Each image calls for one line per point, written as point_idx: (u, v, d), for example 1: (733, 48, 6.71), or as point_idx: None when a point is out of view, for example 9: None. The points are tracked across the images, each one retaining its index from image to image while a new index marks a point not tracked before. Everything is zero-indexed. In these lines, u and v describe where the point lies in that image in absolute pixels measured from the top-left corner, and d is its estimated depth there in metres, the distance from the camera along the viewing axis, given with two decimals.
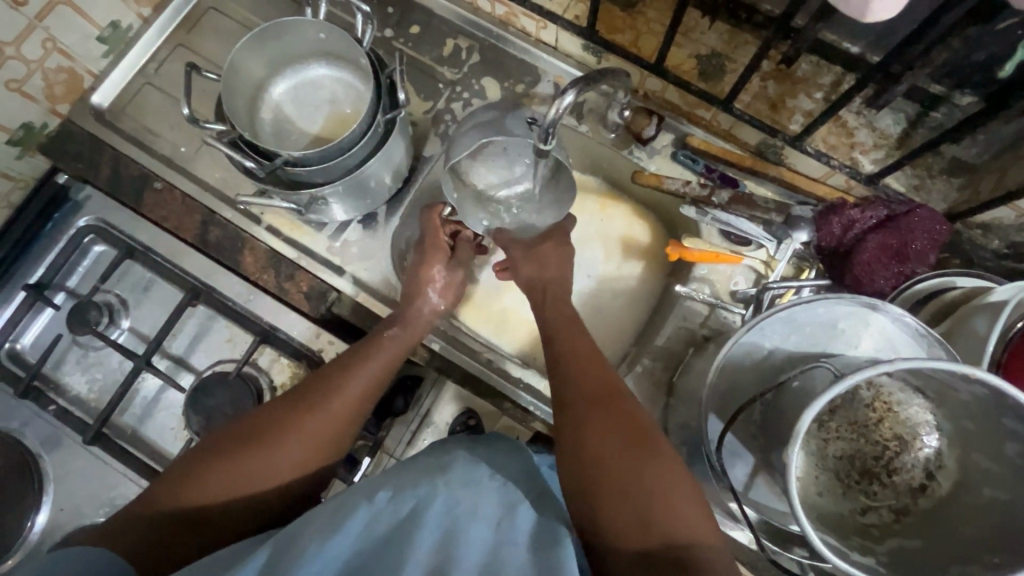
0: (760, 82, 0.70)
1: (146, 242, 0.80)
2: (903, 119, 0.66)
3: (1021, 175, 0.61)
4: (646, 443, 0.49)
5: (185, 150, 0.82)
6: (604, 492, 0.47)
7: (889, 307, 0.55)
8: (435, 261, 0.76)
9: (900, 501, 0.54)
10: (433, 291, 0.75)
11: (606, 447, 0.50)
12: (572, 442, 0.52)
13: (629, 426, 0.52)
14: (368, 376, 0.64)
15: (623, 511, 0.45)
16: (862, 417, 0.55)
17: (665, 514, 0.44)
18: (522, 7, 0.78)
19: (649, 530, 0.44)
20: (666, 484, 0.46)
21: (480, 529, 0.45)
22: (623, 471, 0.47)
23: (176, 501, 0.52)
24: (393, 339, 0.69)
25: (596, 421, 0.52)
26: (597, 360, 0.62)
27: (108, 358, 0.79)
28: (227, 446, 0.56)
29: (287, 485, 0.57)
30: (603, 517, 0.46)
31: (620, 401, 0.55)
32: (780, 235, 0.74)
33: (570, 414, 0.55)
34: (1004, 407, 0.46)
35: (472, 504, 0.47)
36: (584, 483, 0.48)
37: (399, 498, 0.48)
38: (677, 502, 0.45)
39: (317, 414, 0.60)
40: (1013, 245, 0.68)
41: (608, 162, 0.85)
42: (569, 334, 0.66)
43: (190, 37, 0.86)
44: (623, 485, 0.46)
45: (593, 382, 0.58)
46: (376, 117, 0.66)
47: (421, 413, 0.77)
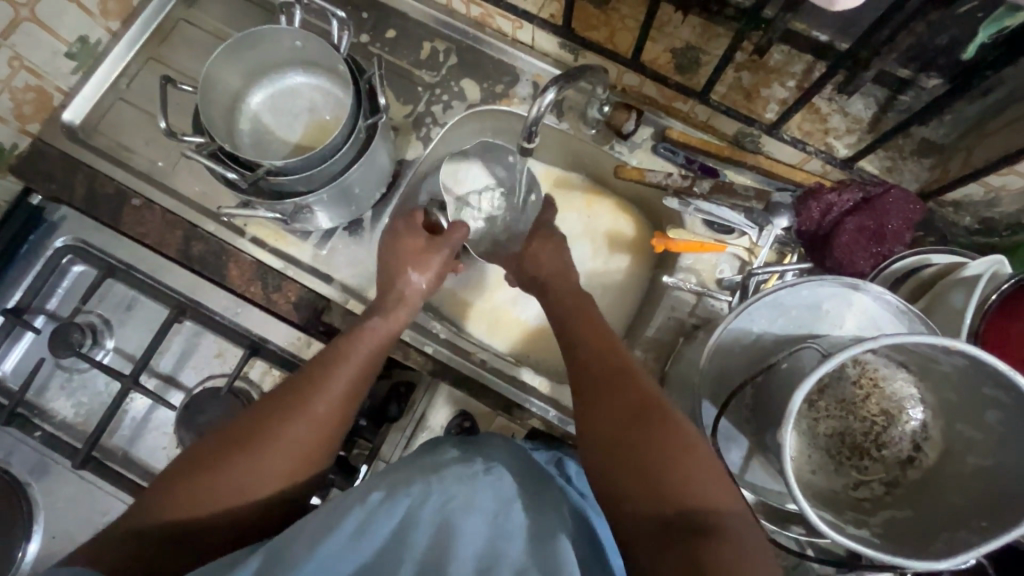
0: (734, 73, 0.72)
1: (127, 260, 0.79)
2: (874, 103, 0.69)
3: (988, 152, 0.63)
4: (656, 416, 0.49)
5: (163, 165, 0.81)
6: (620, 470, 0.47)
7: (870, 286, 0.57)
8: (417, 240, 0.73)
9: (889, 474, 0.56)
10: (412, 269, 0.71)
11: (619, 424, 0.49)
12: (587, 423, 0.52)
13: (645, 402, 0.50)
14: (352, 372, 0.62)
15: (639, 489, 0.45)
16: (849, 394, 0.57)
17: (681, 488, 0.44)
18: (497, 8, 0.78)
19: (663, 501, 0.44)
20: (683, 460, 0.45)
21: (476, 524, 0.45)
22: (632, 449, 0.47)
23: (164, 515, 0.52)
24: (376, 330, 0.66)
25: (609, 400, 0.52)
26: (608, 332, 0.60)
27: (94, 379, 0.77)
28: (210, 457, 0.54)
29: (280, 491, 0.56)
30: (619, 495, 0.46)
31: (633, 373, 0.54)
32: (760, 222, 0.75)
33: (584, 390, 0.55)
34: (986, 376, 0.47)
35: (468, 499, 0.48)
36: (597, 461, 0.49)
37: (392, 498, 0.47)
38: (693, 476, 0.45)
39: (301, 415, 0.57)
40: (984, 220, 0.71)
41: (591, 157, 0.86)
42: (574, 311, 0.64)
43: (162, 50, 0.84)
44: (639, 462, 0.46)
45: (606, 360, 0.56)
46: (358, 122, 0.66)
47: (415, 418, 0.78)
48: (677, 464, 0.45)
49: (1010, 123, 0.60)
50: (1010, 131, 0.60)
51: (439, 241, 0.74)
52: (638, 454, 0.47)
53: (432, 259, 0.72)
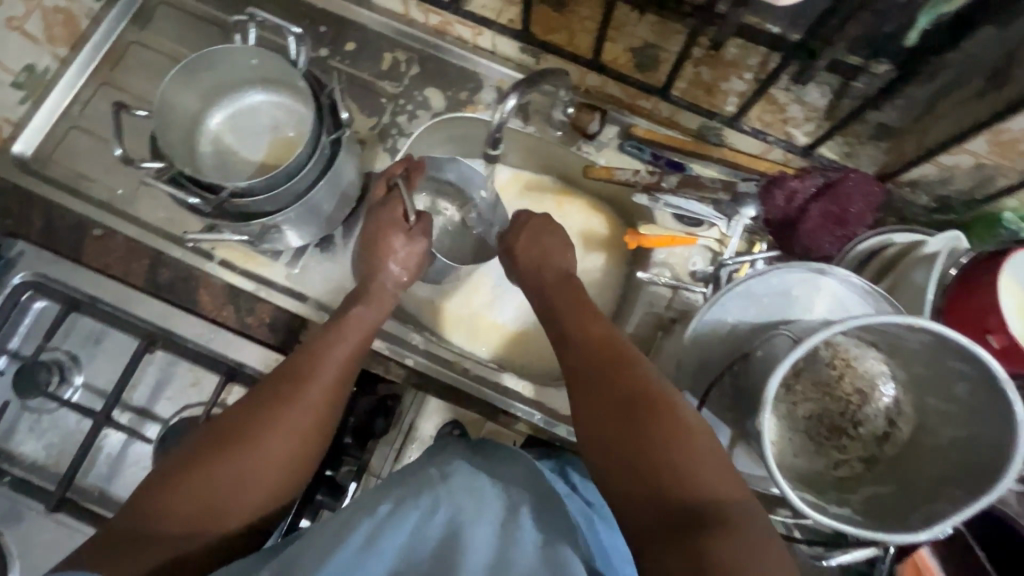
0: (693, 69, 0.74)
1: (90, 292, 0.75)
2: (829, 91, 0.71)
3: (940, 133, 0.65)
4: (658, 409, 0.48)
5: (123, 192, 0.79)
6: (625, 468, 0.47)
7: (835, 270, 0.58)
8: (395, 233, 0.70)
9: (868, 451, 0.58)
10: (395, 263, 0.70)
11: (621, 421, 0.49)
12: (584, 419, 0.52)
13: (647, 394, 0.50)
14: (340, 360, 0.64)
15: (645, 483, 0.45)
16: (824, 376, 0.60)
17: (686, 477, 0.44)
18: (456, 15, 0.79)
19: (668, 492, 0.44)
20: (689, 454, 0.45)
21: (485, 531, 0.46)
22: (628, 441, 0.47)
23: (165, 507, 0.51)
24: (360, 317, 0.67)
25: (603, 392, 0.52)
26: (601, 325, 0.59)
27: (65, 417, 0.74)
28: (201, 459, 0.54)
29: (275, 489, 0.56)
30: (622, 490, 0.46)
31: (631, 368, 0.53)
32: (730, 213, 0.77)
33: (582, 387, 0.54)
34: (950, 350, 0.48)
35: (475, 508, 0.48)
36: (602, 459, 0.49)
37: (401, 507, 0.47)
38: (696, 468, 0.45)
39: (296, 404, 0.59)
40: (940, 199, 0.73)
41: (559, 158, 0.86)
42: (565, 301, 0.63)
43: (115, 74, 0.82)
44: (647, 456, 0.46)
45: (603, 353, 0.55)
46: (321, 138, 0.65)
47: (404, 429, 0.78)
48: (684, 458, 0.45)
49: (959, 104, 0.62)
50: (958, 112, 0.62)
51: (415, 232, 0.72)
52: (645, 446, 0.46)
53: (411, 249, 0.71)
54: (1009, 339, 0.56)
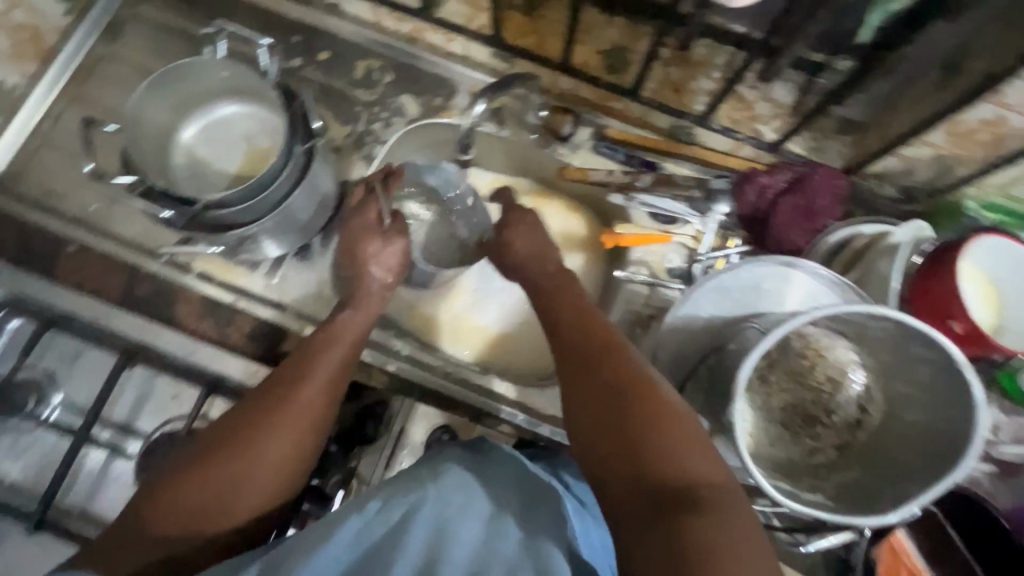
0: (663, 68, 0.76)
1: (65, 309, 0.75)
2: (793, 88, 0.75)
3: (900, 125, 0.67)
4: (644, 395, 0.49)
5: (97, 208, 0.78)
6: (610, 454, 0.47)
7: (804, 263, 0.60)
8: (372, 237, 0.71)
9: (841, 438, 0.59)
10: (375, 266, 0.70)
11: (607, 407, 0.49)
12: (572, 409, 0.52)
13: (634, 381, 0.50)
14: (331, 366, 0.63)
15: (630, 469, 0.46)
16: (797, 365, 0.62)
17: (669, 463, 0.45)
18: (427, 21, 0.81)
19: (651, 477, 0.44)
20: (673, 440, 0.46)
21: (472, 526, 0.49)
22: (615, 430, 0.48)
23: (162, 514, 0.53)
24: (349, 323, 0.67)
25: (592, 381, 0.52)
26: (589, 313, 0.59)
27: (43, 437, 0.74)
28: (192, 466, 0.55)
29: (267, 496, 0.56)
30: (607, 477, 0.47)
31: (619, 354, 0.53)
32: (702, 209, 0.79)
33: (569, 373, 0.54)
34: (911, 336, 0.50)
35: (464, 503, 0.51)
36: (588, 446, 0.49)
37: (389, 505, 0.49)
38: (680, 454, 0.45)
39: (287, 410, 0.59)
40: (904, 189, 0.75)
41: (535, 162, 0.86)
42: (559, 293, 0.63)
43: (86, 89, 0.82)
44: (632, 441, 0.46)
45: (591, 339, 0.56)
46: (294, 146, 0.66)
47: (394, 435, 0.78)
48: (668, 444, 0.46)
49: (917, 96, 0.64)
50: (916, 105, 0.64)
51: (393, 232, 0.72)
52: (630, 432, 0.47)
53: (392, 249, 0.71)
54: (970, 324, 0.58)
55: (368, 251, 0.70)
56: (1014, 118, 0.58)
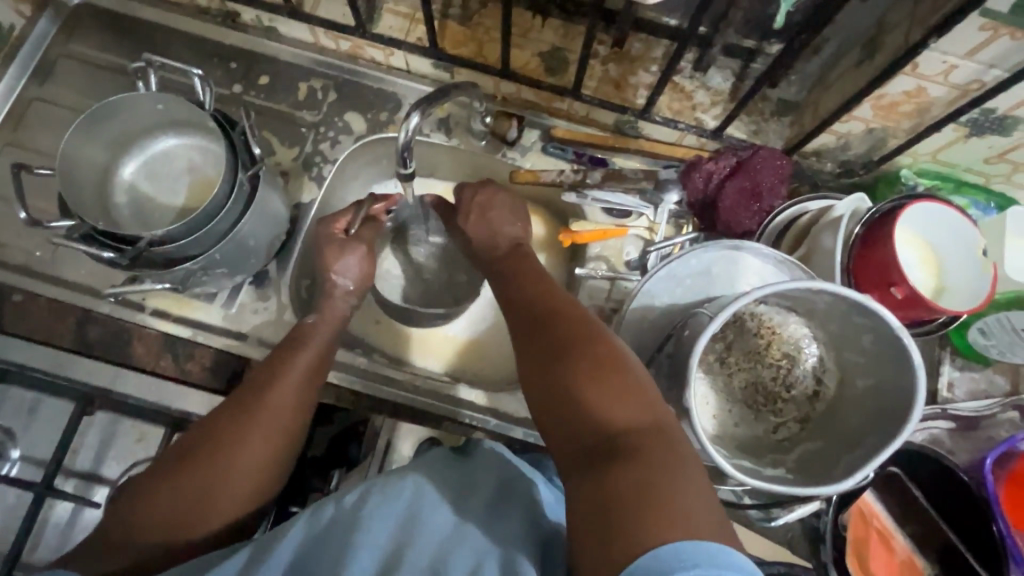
0: (601, 66, 0.77)
1: (15, 360, 0.72)
2: (730, 75, 0.76)
3: (830, 102, 0.69)
4: (590, 349, 0.50)
5: (40, 254, 0.76)
6: (557, 406, 0.48)
7: (749, 245, 0.61)
8: (332, 253, 0.70)
9: (801, 411, 0.61)
10: (337, 274, 0.70)
11: (553, 359, 0.51)
12: (525, 369, 0.53)
13: (580, 336, 0.51)
14: (302, 366, 0.63)
15: (574, 417, 0.46)
16: (753, 344, 0.63)
17: (610, 410, 0.45)
18: (364, 38, 0.80)
19: (594, 425, 0.45)
20: (617, 389, 0.46)
21: (444, 517, 0.48)
22: (558, 392, 0.49)
23: (134, 514, 0.53)
24: (321, 327, 0.67)
25: (539, 349, 0.53)
26: (545, 281, 0.61)
27: (2, 495, 0.71)
28: (167, 469, 0.56)
29: (239, 497, 0.56)
30: (555, 430, 0.48)
31: (571, 315, 0.55)
32: (655, 200, 0.79)
33: (523, 336, 0.56)
34: (850, 306, 0.52)
35: (440, 494, 0.50)
36: (538, 401, 0.50)
37: (367, 497, 0.49)
38: (622, 401, 0.46)
39: (256, 410, 0.59)
40: (843, 164, 0.77)
41: (487, 168, 0.87)
42: (517, 271, 0.64)
43: (20, 134, 0.80)
44: (576, 392, 0.47)
45: (544, 304, 0.57)
46: (237, 174, 0.65)
47: (379, 453, 0.73)
48: (610, 392, 0.46)
49: (843, 74, 0.67)
50: (843, 81, 0.67)
51: (353, 241, 0.72)
52: (575, 382, 0.48)
53: (351, 258, 0.71)
54: (910, 289, 0.60)
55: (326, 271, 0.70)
56: (932, 87, 0.61)
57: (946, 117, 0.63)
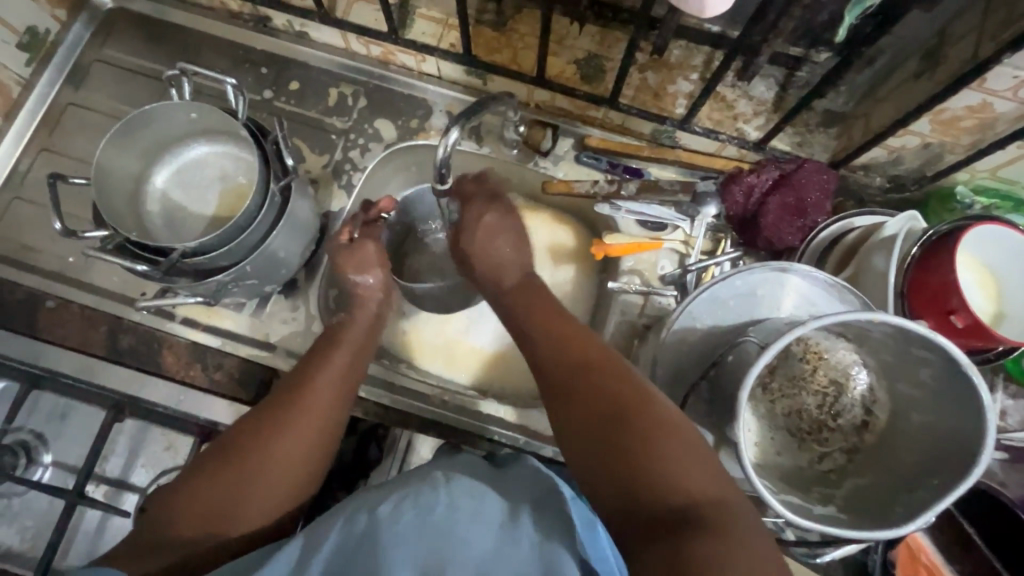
0: (639, 74, 0.74)
1: (48, 366, 0.73)
2: (774, 83, 0.73)
3: (883, 115, 0.66)
4: (633, 399, 0.48)
5: (74, 260, 0.77)
6: (605, 456, 0.46)
7: (797, 267, 0.59)
8: (348, 264, 0.69)
9: (848, 441, 0.59)
10: (355, 273, 0.68)
11: (593, 411, 0.49)
12: (562, 417, 0.51)
13: (621, 385, 0.50)
14: (335, 378, 0.61)
15: (625, 466, 0.45)
16: (798, 370, 0.60)
17: (665, 463, 0.44)
18: (396, 44, 0.78)
19: (650, 478, 0.43)
20: (669, 440, 0.45)
21: (483, 532, 0.45)
22: (607, 441, 0.47)
23: (173, 522, 0.52)
24: (353, 336, 0.66)
25: (580, 394, 0.51)
26: (565, 319, 0.59)
27: (35, 500, 0.71)
28: (205, 470, 0.54)
29: (273, 503, 0.55)
30: (601, 480, 0.46)
31: (604, 360, 0.53)
32: (691, 213, 0.75)
33: (553, 382, 0.53)
34: (910, 339, 0.49)
35: (475, 507, 0.46)
36: (581, 451, 0.48)
37: (401, 506, 0.46)
38: (676, 455, 0.44)
39: (292, 424, 0.57)
40: (893, 178, 0.73)
41: (518, 176, 0.85)
42: (533, 304, 0.62)
43: (54, 139, 0.80)
44: (624, 442, 0.46)
45: (572, 346, 0.55)
46: (270, 185, 0.64)
47: (399, 456, 0.76)
48: (662, 444, 0.45)
49: (899, 86, 0.64)
50: (898, 95, 0.64)
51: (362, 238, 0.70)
52: (625, 432, 0.46)
53: (365, 256, 0.69)
54: (971, 318, 0.57)
55: (354, 286, 0.69)
56: (998, 103, 0.57)
57: (1011, 134, 0.59)
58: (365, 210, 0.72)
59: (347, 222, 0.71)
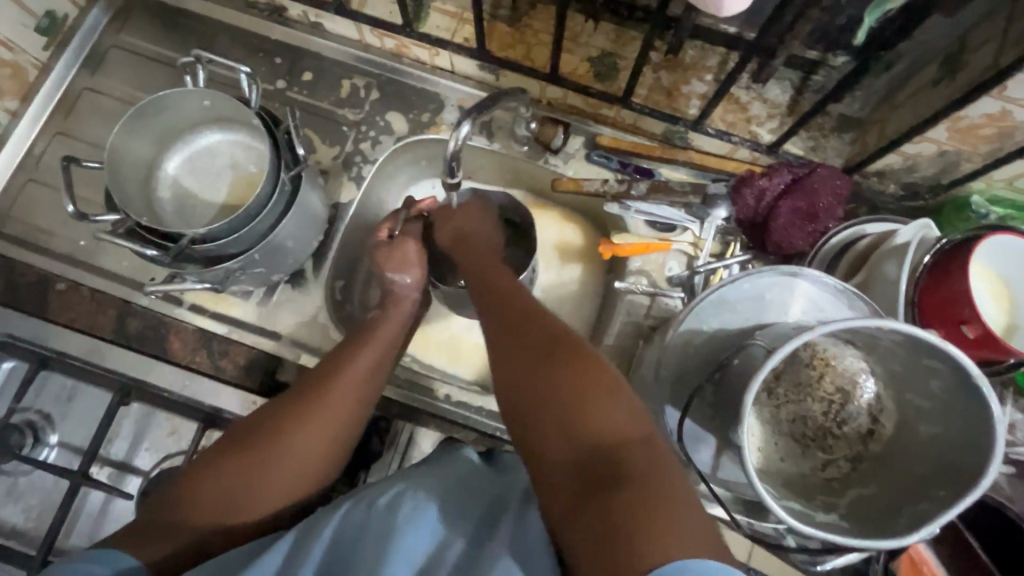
0: (652, 74, 0.74)
1: (58, 347, 0.73)
2: (789, 86, 0.72)
3: (899, 121, 0.65)
4: (565, 354, 0.49)
5: (85, 244, 0.78)
6: (534, 411, 0.47)
7: (807, 272, 0.58)
8: (387, 266, 0.71)
9: (853, 450, 0.58)
10: (392, 272, 0.70)
11: (524, 367, 0.50)
12: (498, 376, 0.52)
13: (555, 342, 0.51)
14: (360, 370, 0.62)
15: (554, 421, 0.45)
16: (805, 376, 0.60)
17: (591, 417, 0.44)
18: (411, 38, 0.78)
19: (578, 433, 0.44)
20: (596, 393, 0.45)
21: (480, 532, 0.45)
22: (537, 396, 0.47)
23: (184, 504, 0.52)
24: (382, 330, 0.66)
25: (517, 351, 0.51)
26: (513, 288, 0.60)
27: (41, 479, 0.72)
28: (222, 453, 0.55)
29: (288, 493, 0.55)
30: (533, 437, 0.47)
31: (542, 320, 0.54)
32: (701, 215, 0.75)
33: (493, 344, 0.55)
34: (921, 348, 0.49)
35: (472, 509, 0.47)
36: (513, 408, 0.49)
37: (399, 502, 0.45)
38: (601, 408, 0.45)
39: (314, 414, 0.58)
40: (908, 186, 0.73)
41: (527, 173, 0.85)
42: (488, 279, 0.64)
43: (69, 123, 0.81)
44: (552, 396, 0.46)
45: (516, 311, 0.57)
46: (280, 174, 0.64)
47: (401, 448, 0.74)
48: (587, 397, 0.45)
49: (917, 92, 0.63)
50: (916, 101, 0.63)
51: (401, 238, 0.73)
52: (552, 386, 0.47)
53: (402, 254, 0.71)
54: (982, 328, 0.57)
55: None
56: (1018, 111, 0.56)
57: None
58: (406, 209, 0.76)
59: (389, 218, 0.75)
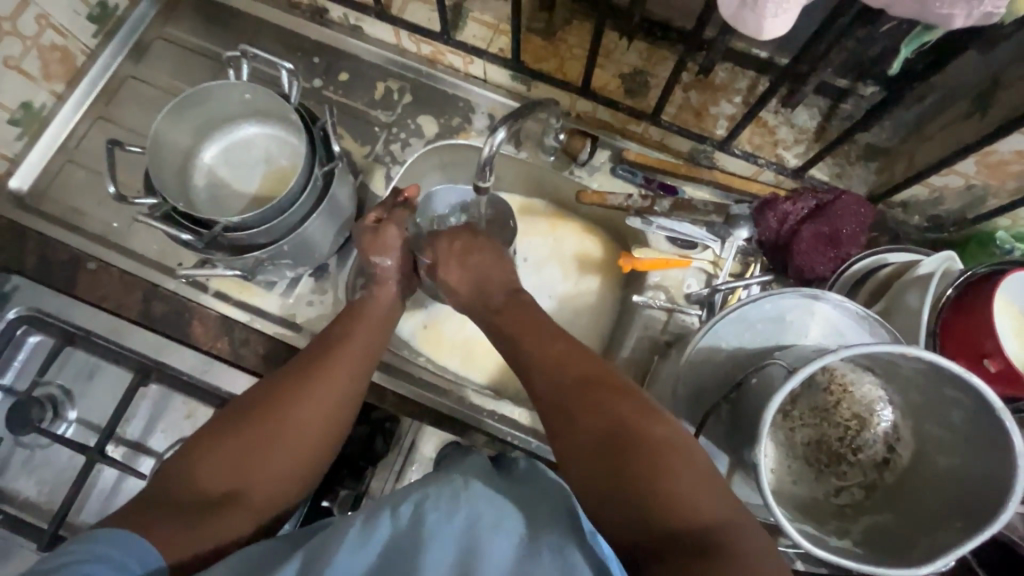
0: (683, 92, 0.75)
1: (85, 325, 0.75)
2: (818, 113, 0.73)
3: (926, 155, 0.66)
4: (631, 422, 0.48)
5: (118, 226, 0.80)
6: (605, 478, 0.46)
7: (829, 295, 0.58)
8: (371, 250, 0.70)
9: (867, 478, 0.58)
10: (374, 254, 0.70)
11: (590, 435, 0.48)
12: (562, 442, 0.50)
13: (618, 406, 0.49)
14: (354, 355, 0.63)
15: (628, 489, 0.44)
16: (822, 401, 0.60)
17: (667, 490, 0.43)
18: (448, 45, 0.80)
19: (655, 501, 0.43)
20: (670, 464, 0.44)
21: (503, 543, 0.42)
22: (610, 463, 0.46)
23: (185, 486, 0.52)
24: (371, 315, 0.67)
25: (582, 419, 0.49)
26: (556, 335, 0.58)
27: (58, 453, 0.73)
28: (223, 435, 0.55)
29: (287, 476, 0.56)
30: (604, 500, 0.45)
31: (599, 380, 0.52)
32: (723, 234, 0.75)
33: (550, 403, 0.52)
34: (943, 378, 0.49)
35: (496, 516, 0.44)
36: (580, 473, 0.47)
37: (422, 511, 0.44)
38: (674, 478, 0.44)
39: (311, 397, 0.59)
40: (931, 218, 0.73)
41: (551, 183, 0.86)
42: (523, 318, 0.61)
43: (110, 109, 0.84)
44: (626, 464, 0.45)
45: (568, 369, 0.53)
46: (314, 170, 0.66)
47: (403, 450, 0.74)
48: (664, 468, 0.44)
49: (947, 125, 0.63)
50: (946, 134, 0.63)
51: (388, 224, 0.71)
52: (625, 457, 0.46)
53: (386, 240, 0.70)
54: (1004, 363, 0.57)
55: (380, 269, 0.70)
56: None
57: None
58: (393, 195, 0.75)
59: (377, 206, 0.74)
